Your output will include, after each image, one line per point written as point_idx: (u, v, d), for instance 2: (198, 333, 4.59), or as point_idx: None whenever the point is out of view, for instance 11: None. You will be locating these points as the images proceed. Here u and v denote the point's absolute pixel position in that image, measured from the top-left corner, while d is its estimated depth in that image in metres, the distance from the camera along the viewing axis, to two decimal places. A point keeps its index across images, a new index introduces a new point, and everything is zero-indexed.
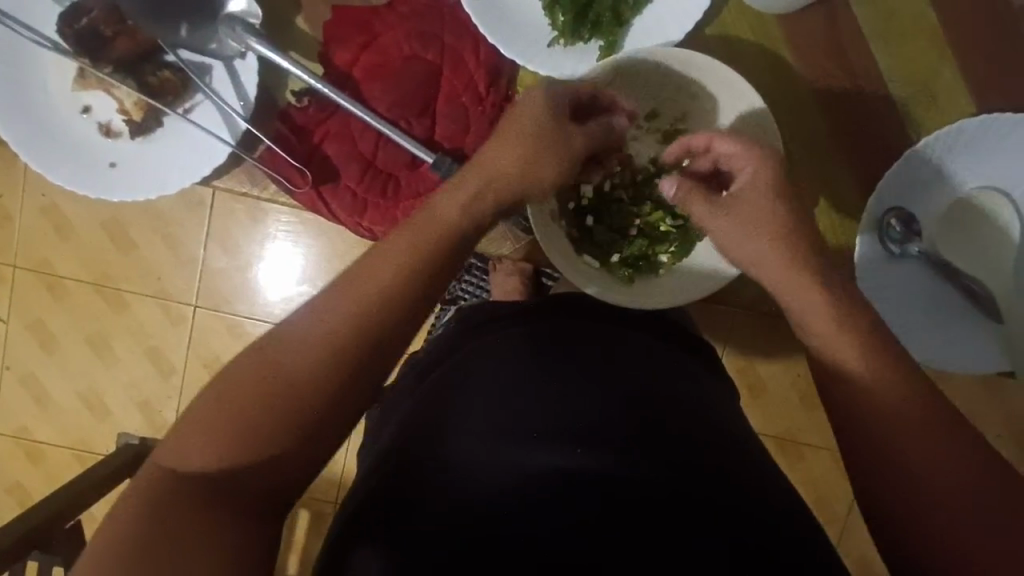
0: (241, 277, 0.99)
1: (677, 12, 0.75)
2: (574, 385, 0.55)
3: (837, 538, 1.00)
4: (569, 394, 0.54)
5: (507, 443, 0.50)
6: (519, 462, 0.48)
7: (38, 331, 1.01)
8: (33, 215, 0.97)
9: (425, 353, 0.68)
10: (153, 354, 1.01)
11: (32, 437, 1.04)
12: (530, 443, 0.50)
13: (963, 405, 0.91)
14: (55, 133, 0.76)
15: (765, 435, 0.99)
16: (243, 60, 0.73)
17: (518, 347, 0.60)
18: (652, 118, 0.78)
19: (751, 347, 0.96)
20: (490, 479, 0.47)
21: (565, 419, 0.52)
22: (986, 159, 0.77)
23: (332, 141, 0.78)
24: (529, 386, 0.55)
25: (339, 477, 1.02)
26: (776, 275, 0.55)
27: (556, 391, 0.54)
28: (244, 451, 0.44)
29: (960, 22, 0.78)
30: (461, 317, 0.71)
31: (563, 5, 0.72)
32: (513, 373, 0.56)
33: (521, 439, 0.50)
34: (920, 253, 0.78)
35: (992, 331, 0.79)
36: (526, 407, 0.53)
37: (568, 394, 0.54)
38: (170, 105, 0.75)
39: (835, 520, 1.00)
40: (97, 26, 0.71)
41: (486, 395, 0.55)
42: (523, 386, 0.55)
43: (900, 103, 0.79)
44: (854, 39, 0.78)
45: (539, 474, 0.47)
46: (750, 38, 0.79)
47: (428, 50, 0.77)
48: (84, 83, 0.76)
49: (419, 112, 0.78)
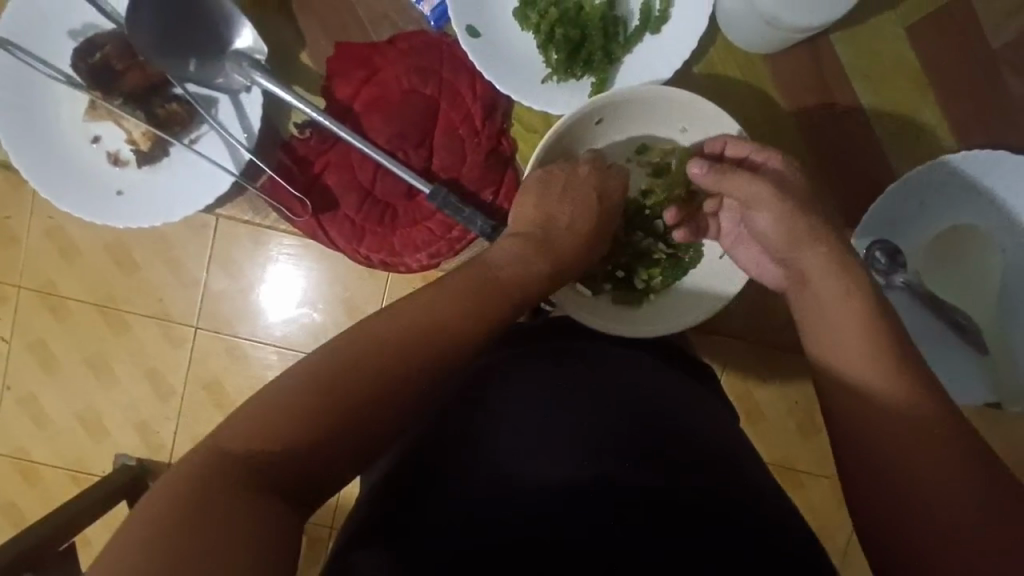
0: (242, 299, 1.01)
1: (666, 52, 0.77)
2: (575, 401, 0.56)
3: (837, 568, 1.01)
4: (574, 407, 0.56)
5: (511, 454, 0.52)
6: (532, 473, 0.50)
7: (41, 351, 1.03)
8: (40, 237, 1.00)
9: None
10: (153, 375, 1.03)
11: (29, 458, 1.04)
12: (536, 456, 0.51)
13: None
14: (64, 161, 0.78)
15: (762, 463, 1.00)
16: (248, 94, 0.76)
17: (527, 361, 0.61)
18: (642, 151, 0.80)
19: (748, 374, 0.97)
20: (501, 489, 0.49)
21: (567, 437, 0.53)
22: (967, 195, 0.79)
23: (332, 171, 0.81)
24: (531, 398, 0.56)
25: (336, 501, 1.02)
26: (822, 257, 0.59)
27: (559, 403, 0.56)
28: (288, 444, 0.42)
29: (938, 62, 0.81)
30: None
31: (557, 44, 0.75)
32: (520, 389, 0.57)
33: (524, 449, 0.52)
34: (903, 284, 0.80)
35: (980, 363, 0.80)
36: (529, 420, 0.55)
37: (569, 409, 0.55)
38: (178, 136, 0.78)
39: (834, 548, 1.01)
40: (110, 62, 0.75)
41: (492, 404, 0.56)
42: (527, 397, 0.56)
43: (883, 139, 0.82)
44: (839, 78, 0.81)
45: (547, 485, 0.49)
46: (737, 75, 0.82)
47: (426, 84, 0.80)
48: (94, 114, 0.79)
49: (416, 143, 0.80)
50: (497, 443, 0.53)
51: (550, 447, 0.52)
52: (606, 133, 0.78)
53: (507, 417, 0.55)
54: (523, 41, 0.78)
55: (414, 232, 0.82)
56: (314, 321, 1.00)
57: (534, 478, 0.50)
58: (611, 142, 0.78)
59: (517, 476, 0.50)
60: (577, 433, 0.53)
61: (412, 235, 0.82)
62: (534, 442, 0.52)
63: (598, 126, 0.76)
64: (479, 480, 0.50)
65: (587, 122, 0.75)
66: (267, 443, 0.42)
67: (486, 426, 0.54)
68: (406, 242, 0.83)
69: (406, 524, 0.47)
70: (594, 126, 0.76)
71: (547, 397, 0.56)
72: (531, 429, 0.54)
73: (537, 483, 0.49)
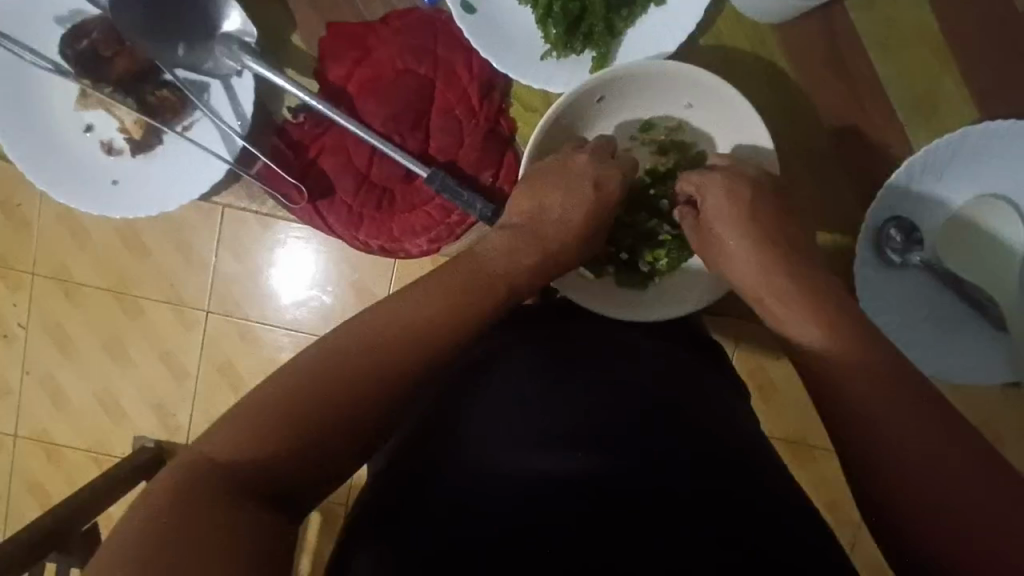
0: (253, 282, 1.00)
1: (669, 22, 0.74)
2: (573, 394, 0.54)
3: (850, 543, 0.99)
4: (571, 399, 0.54)
5: (509, 449, 0.50)
6: (528, 462, 0.49)
7: (58, 336, 1.03)
8: (51, 223, 1.00)
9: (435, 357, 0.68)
10: (167, 359, 1.03)
11: (52, 440, 1.06)
12: (534, 445, 0.50)
13: (988, 414, 0.86)
14: (59, 152, 0.78)
15: (774, 438, 0.99)
16: (239, 78, 0.74)
17: (524, 352, 0.60)
18: (647, 129, 0.77)
19: (761, 350, 0.95)
20: (494, 481, 0.47)
21: (561, 433, 0.51)
22: (988, 168, 0.76)
23: (327, 155, 0.79)
24: (531, 396, 0.55)
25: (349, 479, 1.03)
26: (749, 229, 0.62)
27: (557, 399, 0.54)
28: (263, 444, 0.45)
29: (959, 28, 0.76)
30: None
31: (555, 18, 0.71)
32: (521, 389, 0.56)
33: (520, 446, 0.50)
34: (921, 263, 0.77)
35: (996, 339, 0.78)
36: (527, 417, 0.53)
37: (567, 404, 0.53)
38: (170, 123, 0.76)
39: (848, 524, 0.99)
40: (98, 48, 0.74)
41: (484, 397, 0.56)
42: (521, 388, 0.56)
43: (900, 110, 0.78)
44: (854, 48, 0.77)
45: (543, 473, 0.48)
46: (746, 47, 0.78)
47: (421, 64, 0.77)
48: (86, 103, 0.77)
49: (412, 126, 0.78)
50: (491, 430, 0.52)
51: (542, 435, 0.51)
52: (609, 110, 0.75)
53: (498, 408, 0.54)
54: (520, 15, 0.75)
55: (412, 217, 0.81)
56: (323, 303, 1.00)
57: (529, 470, 0.48)
58: (616, 120, 0.76)
59: (511, 464, 0.49)
60: (572, 421, 0.52)
61: (410, 220, 0.81)
62: (528, 431, 0.52)
63: (599, 104, 0.74)
64: (472, 467, 0.49)
65: (589, 99, 0.72)
66: (245, 453, 0.44)
67: (482, 426, 0.53)
68: (404, 227, 0.81)
69: (395, 529, 0.46)
70: (595, 104, 0.74)
71: (540, 386, 0.56)
72: (523, 419, 0.53)
73: (527, 473, 0.48)
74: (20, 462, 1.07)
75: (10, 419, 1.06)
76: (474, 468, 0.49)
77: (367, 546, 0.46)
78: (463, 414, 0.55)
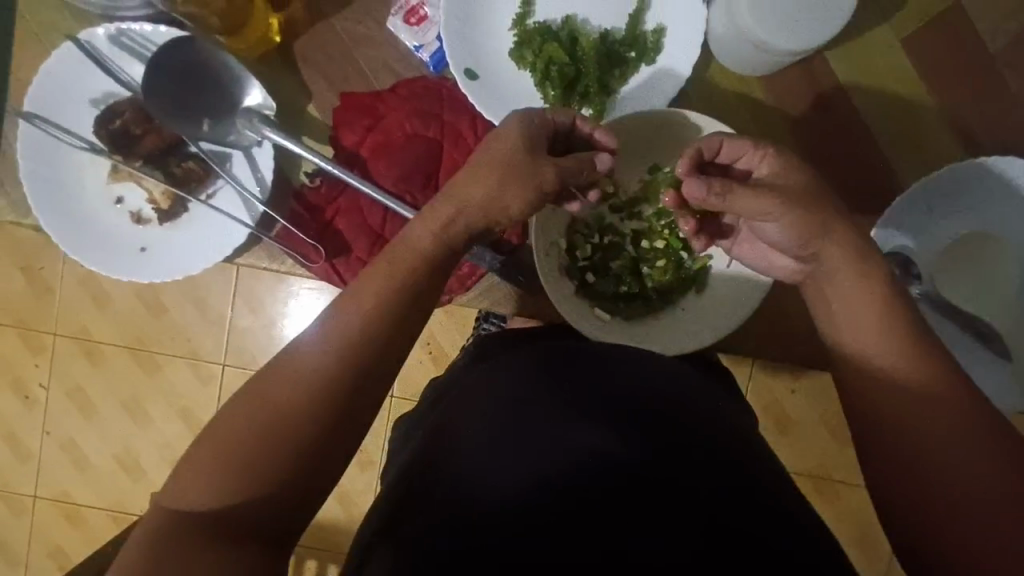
0: (267, 335, 1.04)
1: (661, 80, 0.79)
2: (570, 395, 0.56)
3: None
4: (562, 390, 0.56)
5: (511, 450, 0.51)
6: (528, 463, 0.50)
7: (78, 396, 1.06)
8: (74, 286, 1.03)
9: (445, 378, 0.71)
10: (185, 414, 1.06)
11: (71, 500, 1.08)
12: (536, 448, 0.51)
13: None
14: (90, 223, 0.82)
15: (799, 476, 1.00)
16: (259, 147, 0.80)
17: (531, 362, 0.62)
18: (656, 171, 0.80)
19: (776, 391, 0.96)
20: (491, 484, 0.49)
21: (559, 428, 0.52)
22: (974, 205, 0.79)
23: (342, 216, 0.83)
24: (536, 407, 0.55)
25: (341, 521, 1.05)
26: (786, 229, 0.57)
27: (556, 402, 0.55)
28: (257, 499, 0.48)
29: (936, 72, 0.81)
30: (479, 342, 0.76)
31: (553, 80, 0.77)
32: (523, 388, 0.57)
33: (522, 447, 0.52)
34: (919, 294, 0.79)
35: (1004, 370, 0.78)
36: (531, 419, 0.53)
37: (560, 392, 0.56)
38: (195, 192, 0.82)
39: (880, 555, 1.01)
40: (130, 127, 0.80)
41: (482, 406, 0.57)
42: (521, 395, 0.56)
43: (886, 150, 0.82)
44: (837, 94, 0.82)
45: (541, 474, 0.49)
46: (734, 97, 0.82)
47: (428, 127, 0.82)
48: (117, 176, 0.83)
49: (422, 184, 0.83)
50: (494, 435, 0.53)
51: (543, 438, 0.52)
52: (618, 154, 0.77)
53: (501, 415, 0.55)
54: (521, 80, 0.80)
55: None
56: None
57: (533, 478, 0.49)
58: (628, 162, 0.79)
59: (510, 467, 0.50)
60: (575, 420, 0.53)
61: None
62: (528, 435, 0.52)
63: None
64: (470, 474, 0.50)
65: None
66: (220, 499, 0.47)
67: (483, 428, 0.54)
68: None
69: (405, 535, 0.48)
70: None
71: (542, 388, 0.57)
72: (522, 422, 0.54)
73: (526, 477, 0.49)
74: (39, 524, 1.09)
75: (29, 481, 1.08)
76: (478, 476, 0.50)
77: (382, 550, 0.48)
78: (462, 414, 0.57)
